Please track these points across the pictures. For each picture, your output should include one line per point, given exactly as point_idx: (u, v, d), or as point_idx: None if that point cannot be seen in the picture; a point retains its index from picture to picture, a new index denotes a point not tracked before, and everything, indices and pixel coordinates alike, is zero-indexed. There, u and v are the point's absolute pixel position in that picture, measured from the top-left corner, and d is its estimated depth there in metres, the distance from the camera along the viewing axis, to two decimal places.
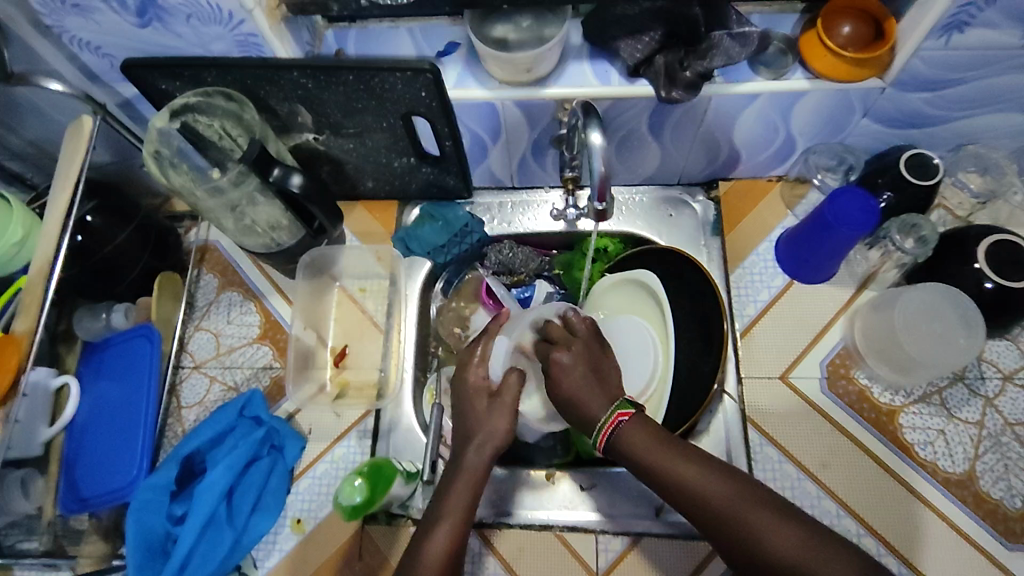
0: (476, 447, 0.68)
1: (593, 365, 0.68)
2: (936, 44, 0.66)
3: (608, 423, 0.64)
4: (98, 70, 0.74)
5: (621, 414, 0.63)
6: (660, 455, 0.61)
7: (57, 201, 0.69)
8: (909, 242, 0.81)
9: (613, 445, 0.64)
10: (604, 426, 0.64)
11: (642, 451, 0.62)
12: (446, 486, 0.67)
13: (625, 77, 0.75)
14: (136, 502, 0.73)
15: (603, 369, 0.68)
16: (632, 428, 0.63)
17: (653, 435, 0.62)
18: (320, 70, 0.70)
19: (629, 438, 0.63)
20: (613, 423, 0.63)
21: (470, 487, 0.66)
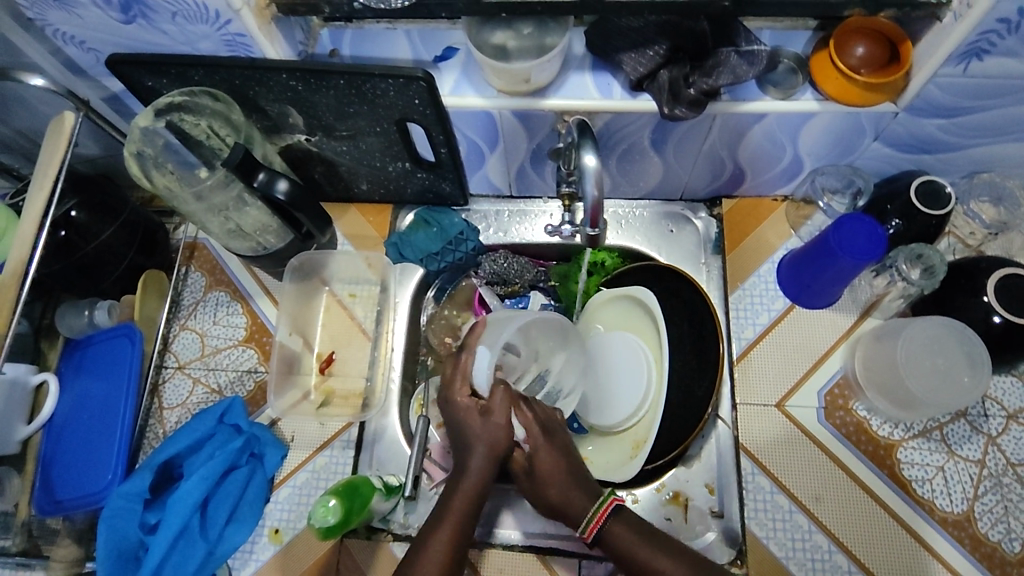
0: (479, 455, 0.64)
1: (572, 469, 0.67)
2: (954, 70, 0.63)
3: (596, 517, 0.63)
4: (83, 64, 0.72)
5: (616, 500, 0.64)
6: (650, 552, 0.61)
7: (34, 199, 0.66)
8: (915, 273, 0.78)
9: (601, 536, 0.63)
10: (590, 523, 0.63)
11: (632, 544, 0.62)
12: (445, 499, 0.64)
13: (628, 90, 0.72)
14: (107, 510, 0.71)
15: (583, 476, 0.67)
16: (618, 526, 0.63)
17: (642, 530, 0.63)
18: (310, 74, 0.67)
19: (618, 531, 0.63)
20: (602, 516, 0.63)
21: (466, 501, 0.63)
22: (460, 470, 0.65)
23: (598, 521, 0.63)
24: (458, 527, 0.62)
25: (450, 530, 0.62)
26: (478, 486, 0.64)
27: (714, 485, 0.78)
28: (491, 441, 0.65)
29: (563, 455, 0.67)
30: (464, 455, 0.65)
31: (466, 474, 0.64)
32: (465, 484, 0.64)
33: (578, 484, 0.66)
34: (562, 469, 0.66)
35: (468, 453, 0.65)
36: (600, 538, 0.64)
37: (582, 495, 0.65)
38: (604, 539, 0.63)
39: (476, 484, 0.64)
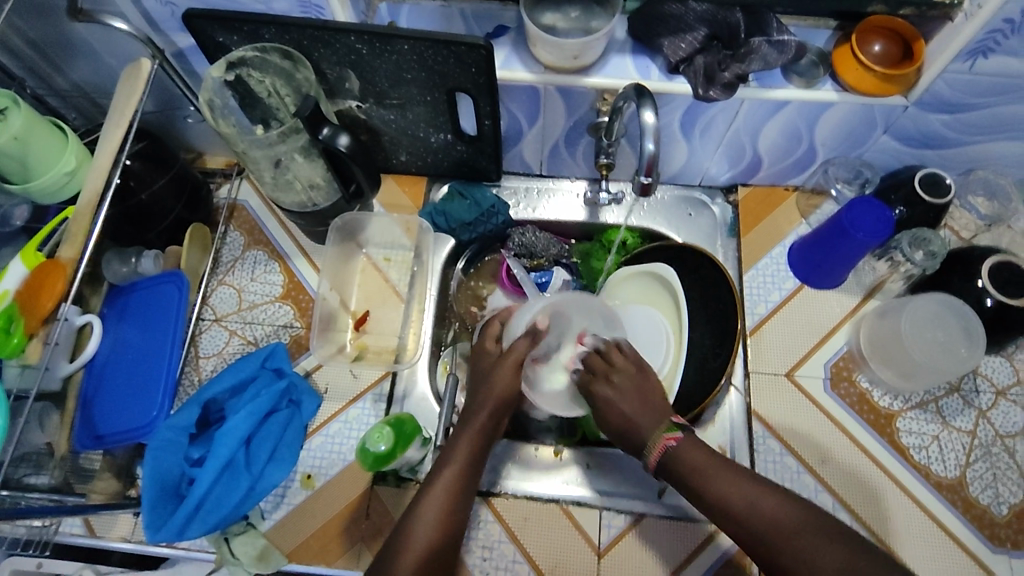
0: (488, 405, 0.69)
1: (641, 389, 0.69)
2: (961, 67, 0.71)
3: (659, 444, 0.64)
4: (157, 17, 0.76)
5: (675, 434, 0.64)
6: (717, 478, 0.61)
7: (110, 137, 0.72)
8: (918, 254, 0.85)
9: (664, 464, 0.64)
10: (655, 447, 0.64)
11: (695, 470, 0.62)
12: (448, 449, 0.67)
13: (665, 73, 0.78)
14: (155, 441, 0.74)
15: (650, 394, 0.69)
16: (681, 452, 0.63)
17: (705, 456, 0.63)
18: (377, 37, 0.72)
19: (681, 457, 0.63)
20: (666, 442, 0.64)
21: (466, 457, 0.66)
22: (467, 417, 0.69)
23: (662, 450, 0.64)
24: (460, 478, 0.64)
25: (449, 481, 0.64)
26: (482, 439, 0.68)
27: (727, 446, 0.82)
28: (498, 387, 0.69)
29: (635, 383, 0.69)
30: (473, 406, 0.70)
31: (472, 426, 0.68)
32: (467, 437, 0.67)
33: (647, 406, 0.67)
34: (628, 392, 0.68)
35: (477, 406, 0.69)
36: (664, 466, 0.64)
37: (649, 421, 0.66)
38: (670, 468, 0.64)
39: (481, 434, 0.68)
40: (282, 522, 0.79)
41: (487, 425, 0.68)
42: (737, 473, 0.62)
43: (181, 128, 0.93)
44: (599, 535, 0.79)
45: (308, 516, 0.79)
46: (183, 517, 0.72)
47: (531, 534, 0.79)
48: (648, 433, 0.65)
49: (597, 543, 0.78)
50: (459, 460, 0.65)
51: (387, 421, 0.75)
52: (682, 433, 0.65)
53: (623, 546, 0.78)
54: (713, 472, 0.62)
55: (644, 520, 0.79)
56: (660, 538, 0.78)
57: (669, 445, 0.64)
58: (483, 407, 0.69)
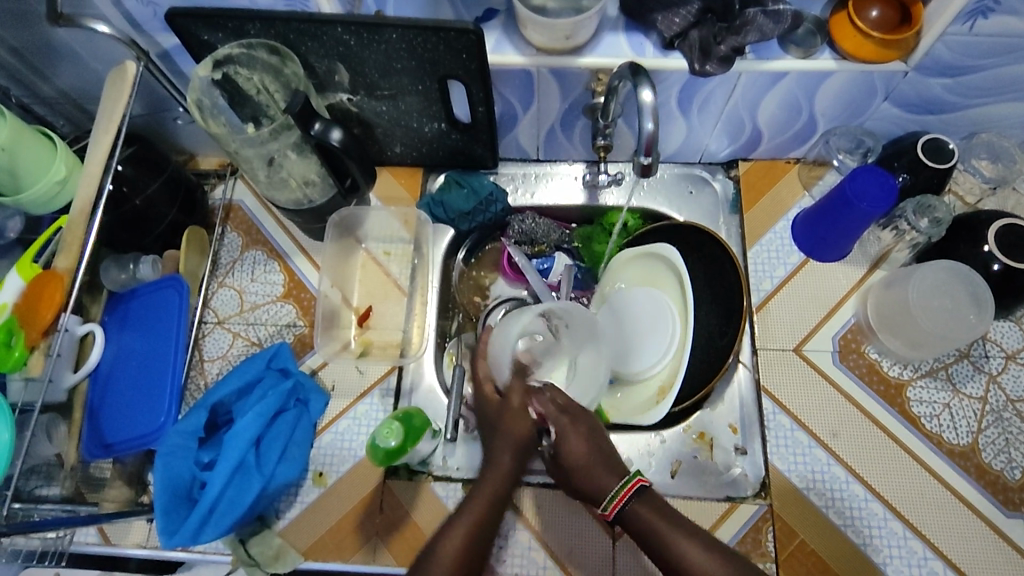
0: (508, 454, 0.67)
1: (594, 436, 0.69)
2: (961, 29, 0.69)
3: (619, 495, 0.63)
4: (140, 18, 0.74)
5: (638, 483, 0.64)
6: (675, 533, 0.61)
7: (99, 144, 0.71)
8: (923, 222, 0.84)
9: (624, 514, 0.63)
10: (611, 501, 0.64)
11: (657, 523, 0.62)
12: (469, 493, 0.65)
13: (660, 49, 0.77)
14: (164, 447, 0.74)
15: (608, 453, 0.68)
16: (642, 503, 0.63)
17: (666, 514, 0.63)
18: (364, 27, 0.71)
19: (643, 510, 0.63)
20: (625, 495, 0.63)
21: (490, 495, 0.64)
22: (488, 458, 0.68)
23: (620, 501, 0.63)
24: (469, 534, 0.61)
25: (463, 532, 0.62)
26: (500, 488, 0.65)
27: (738, 425, 0.82)
28: (513, 433, 0.68)
29: (586, 440, 0.68)
30: (494, 451, 0.68)
31: (495, 469, 0.67)
32: (489, 477, 0.66)
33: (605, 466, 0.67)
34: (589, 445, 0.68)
35: (496, 449, 0.68)
36: (623, 516, 0.64)
37: (608, 473, 0.66)
38: (629, 519, 0.63)
39: (497, 488, 0.65)
40: (296, 521, 0.79)
41: (511, 471, 0.66)
42: (696, 533, 0.61)
43: (171, 130, 0.92)
44: (613, 518, 0.78)
45: (322, 515, 0.79)
46: (198, 520, 0.71)
47: (545, 520, 0.79)
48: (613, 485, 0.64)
49: (611, 527, 0.78)
50: (478, 507, 0.63)
51: (396, 416, 0.75)
52: (643, 483, 0.64)
53: (638, 529, 0.78)
54: (674, 529, 0.61)
55: None
56: None
57: (628, 497, 0.63)
58: (502, 450, 0.68)
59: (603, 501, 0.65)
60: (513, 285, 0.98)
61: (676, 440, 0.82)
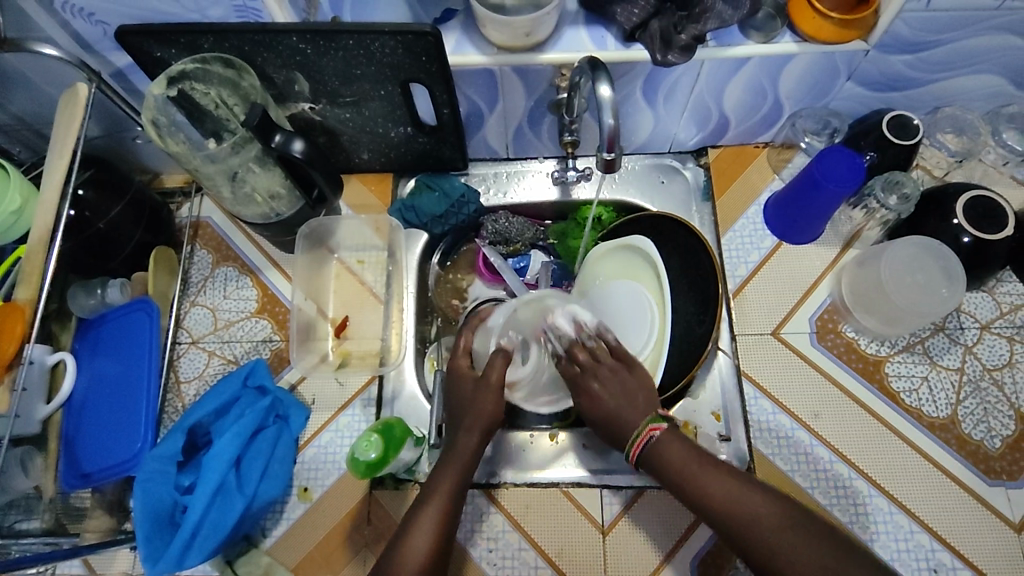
0: (475, 434, 0.69)
1: (631, 387, 0.69)
2: (918, 6, 0.69)
3: (639, 438, 0.65)
4: (90, 38, 0.73)
5: (657, 427, 0.65)
6: (695, 467, 0.62)
7: (53, 171, 0.69)
8: (892, 199, 0.84)
9: (646, 458, 0.65)
10: (633, 444, 0.65)
11: (676, 463, 0.63)
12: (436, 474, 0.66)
13: (621, 42, 0.76)
14: (142, 473, 0.73)
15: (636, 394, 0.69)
16: (665, 442, 0.64)
17: (690, 451, 0.63)
18: (320, 35, 0.70)
19: (664, 447, 0.64)
20: (646, 434, 0.65)
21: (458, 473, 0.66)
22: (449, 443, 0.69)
23: (642, 442, 0.65)
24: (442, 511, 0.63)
25: (435, 514, 0.62)
26: (464, 470, 0.66)
27: (721, 412, 0.83)
28: (483, 411, 0.70)
29: (620, 383, 0.70)
30: (458, 434, 0.69)
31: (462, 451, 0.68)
32: (457, 458, 0.67)
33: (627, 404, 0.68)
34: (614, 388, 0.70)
35: (463, 430, 0.69)
36: (647, 458, 0.65)
37: (633, 412, 0.67)
38: (652, 458, 0.64)
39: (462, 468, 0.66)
40: (283, 538, 0.78)
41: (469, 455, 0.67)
42: (719, 469, 0.62)
43: (133, 150, 0.90)
44: (602, 513, 0.78)
45: (309, 530, 0.78)
46: (180, 545, 0.70)
47: (534, 521, 0.79)
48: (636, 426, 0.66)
49: (600, 522, 0.78)
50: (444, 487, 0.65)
51: (375, 428, 0.73)
52: (663, 424, 0.65)
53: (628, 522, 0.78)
54: (695, 464, 0.62)
55: (643, 495, 0.79)
56: (663, 509, 0.78)
57: (648, 437, 0.65)
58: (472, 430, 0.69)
59: (627, 444, 0.66)
60: (491, 285, 0.98)
61: None
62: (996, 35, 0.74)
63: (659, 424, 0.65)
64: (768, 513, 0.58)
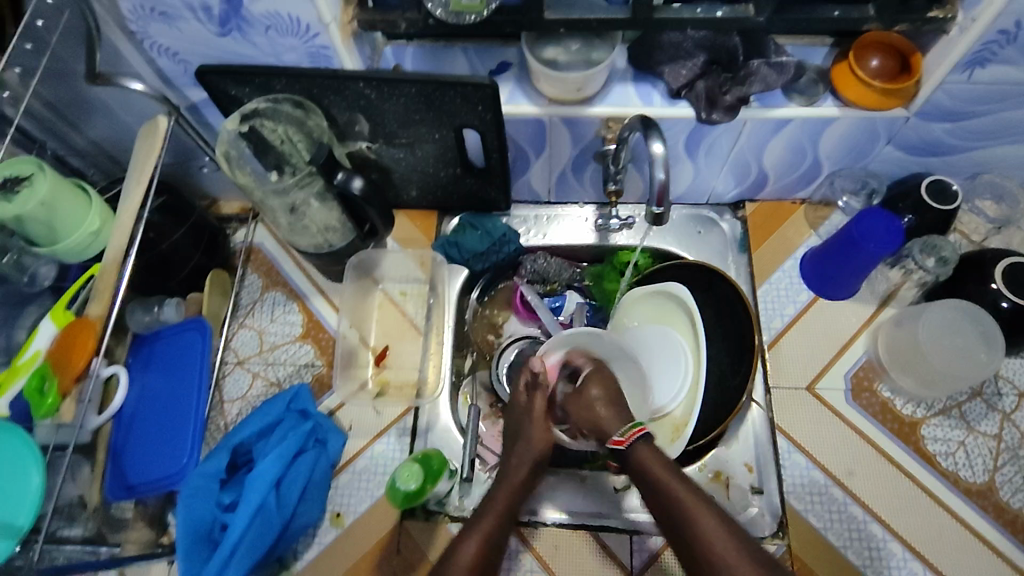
0: (525, 465, 0.70)
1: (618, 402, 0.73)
2: (959, 78, 0.72)
3: (626, 434, 0.67)
4: (171, 75, 0.79)
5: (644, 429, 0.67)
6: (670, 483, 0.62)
7: (131, 194, 0.74)
8: (930, 261, 0.86)
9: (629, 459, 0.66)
10: (627, 429, 0.67)
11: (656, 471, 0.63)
12: (485, 504, 0.67)
13: (667, 98, 0.80)
14: (187, 489, 0.75)
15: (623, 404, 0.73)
16: (643, 449, 0.65)
17: (669, 465, 0.64)
18: (385, 82, 0.75)
19: (644, 453, 0.65)
20: (632, 434, 0.66)
21: (504, 507, 0.66)
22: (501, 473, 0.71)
23: (629, 437, 0.66)
24: (491, 533, 0.63)
25: (487, 529, 0.63)
26: (514, 499, 0.67)
27: (753, 464, 0.83)
28: (535, 445, 0.72)
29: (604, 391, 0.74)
30: (510, 465, 0.71)
31: (511, 480, 0.69)
32: (504, 491, 0.68)
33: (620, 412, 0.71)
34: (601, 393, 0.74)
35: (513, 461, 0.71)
36: (629, 461, 0.66)
37: (615, 419, 0.70)
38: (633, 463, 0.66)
39: (514, 493, 0.68)
40: (313, 563, 0.80)
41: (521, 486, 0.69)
42: (693, 487, 0.61)
43: (196, 178, 0.95)
44: (630, 559, 0.79)
45: (339, 556, 0.80)
46: (219, 561, 0.72)
47: (561, 561, 0.79)
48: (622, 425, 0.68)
49: (629, 567, 0.78)
50: (492, 516, 0.65)
51: (416, 458, 0.76)
52: (645, 430, 0.67)
53: (656, 569, 0.78)
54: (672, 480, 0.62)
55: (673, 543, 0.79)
56: None
57: (631, 439, 0.66)
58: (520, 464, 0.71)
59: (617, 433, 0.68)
60: (524, 323, 0.99)
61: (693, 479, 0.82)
62: None
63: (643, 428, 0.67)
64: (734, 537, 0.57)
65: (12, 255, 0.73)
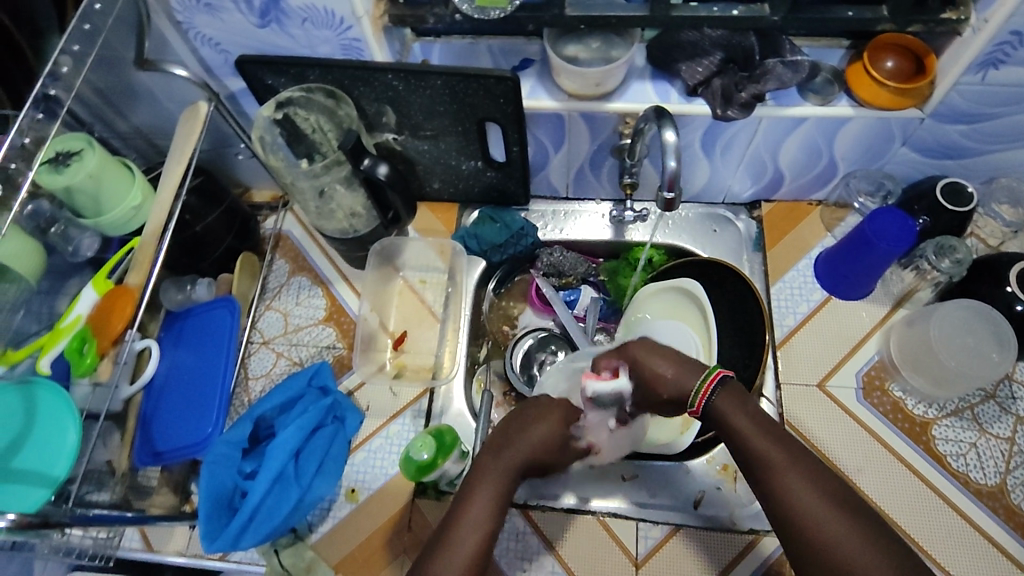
0: (524, 450, 0.67)
1: (679, 358, 0.69)
2: (973, 78, 0.73)
3: (702, 388, 0.66)
4: (212, 64, 0.84)
5: (722, 374, 0.66)
6: (756, 433, 0.62)
7: (171, 173, 0.79)
8: (944, 263, 0.85)
9: (708, 408, 0.66)
10: (696, 395, 0.66)
11: (740, 422, 0.63)
12: (474, 482, 0.64)
13: (684, 96, 0.82)
14: (211, 455, 0.78)
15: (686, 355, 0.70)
16: (723, 397, 0.65)
17: (751, 410, 0.64)
18: (412, 74, 0.78)
19: (724, 402, 0.65)
20: (705, 389, 0.65)
21: (498, 490, 0.63)
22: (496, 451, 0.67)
23: (704, 394, 0.65)
24: (491, 510, 0.61)
25: (485, 510, 0.61)
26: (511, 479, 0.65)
27: None
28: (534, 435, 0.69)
29: (663, 357, 0.70)
30: (501, 450, 0.67)
31: (502, 463, 0.65)
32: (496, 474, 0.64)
33: (684, 363, 0.69)
34: (665, 363, 0.69)
35: (510, 444, 0.68)
36: (708, 413, 0.66)
37: (688, 372, 0.68)
38: (714, 412, 0.65)
39: (512, 468, 0.65)
40: (327, 535, 0.82)
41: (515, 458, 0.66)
42: (775, 436, 0.61)
43: (230, 166, 1.00)
44: (636, 546, 0.80)
45: (352, 529, 0.82)
46: (238, 525, 0.75)
47: (568, 545, 0.80)
48: (694, 379, 0.67)
49: (634, 555, 0.80)
50: (485, 497, 0.62)
51: (429, 431, 0.79)
52: (724, 375, 0.66)
53: (661, 557, 0.79)
54: (755, 428, 0.62)
55: (678, 532, 0.80)
56: (696, 549, 0.79)
57: (709, 387, 0.65)
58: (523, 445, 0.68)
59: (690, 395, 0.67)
60: (540, 315, 1.01)
61: (698, 470, 0.83)
62: None
63: (721, 372, 0.66)
64: (811, 490, 0.57)
65: (60, 225, 0.78)
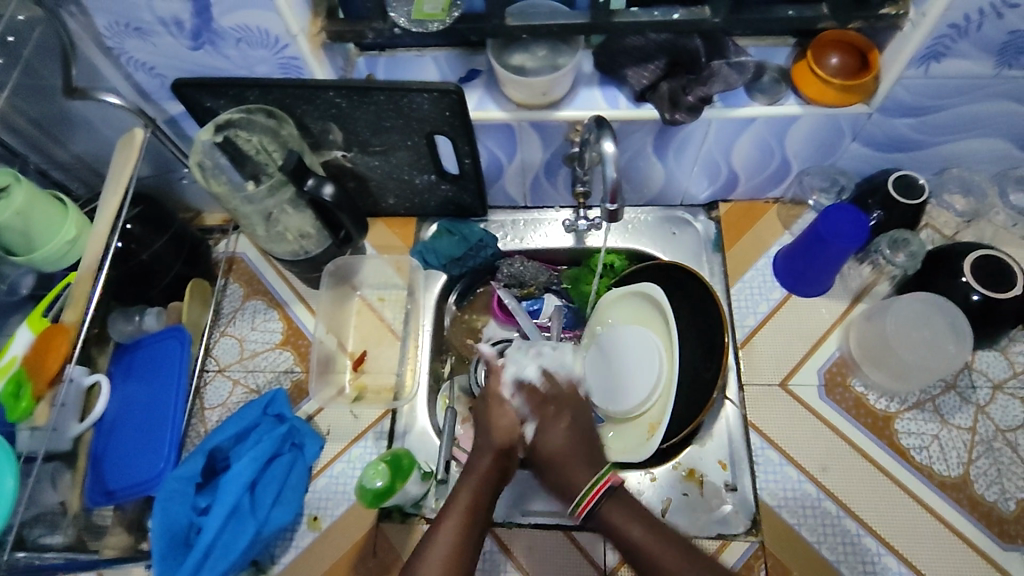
0: (487, 455, 0.70)
1: (586, 440, 0.71)
2: (917, 73, 0.73)
3: (589, 493, 0.65)
4: (148, 88, 0.81)
5: (614, 478, 0.66)
6: (647, 538, 0.62)
7: (108, 204, 0.76)
8: (899, 257, 0.86)
9: (593, 515, 0.65)
10: (581, 500, 0.65)
11: (628, 530, 0.62)
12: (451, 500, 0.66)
13: (633, 101, 0.81)
14: (163, 493, 0.76)
15: (593, 450, 0.70)
16: (609, 504, 0.64)
17: (640, 515, 0.63)
18: (354, 91, 0.76)
19: (610, 508, 0.64)
20: (593, 494, 0.65)
21: (471, 498, 0.66)
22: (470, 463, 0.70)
23: (591, 500, 0.64)
24: (465, 522, 0.64)
25: (457, 524, 0.64)
26: (484, 486, 0.68)
27: (727, 460, 0.82)
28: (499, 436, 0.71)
29: (566, 438, 0.71)
30: (473, 458, 0.71)
31: (477, 473, 0.69)
32: (472, 483, 0.68)
33: (586, 459, 0.69)
34: (575, 445, 0.70)
35: (477, 454, 0.71)
36: (595, 516, 0.65)
37: (583, 467, 0.68)
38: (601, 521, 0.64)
39: (483, 483, 0.68)
40: (290, 566, 0.80)
41: (490, 473, 0.69)
42: (664, 532, 0.62)
43: (177, 190, 0.98)
44: (604, 558, 0.79)
45: (314, 558, 0.80)
46: (193, 563, 0.74)
47: (536, 562, 0.79)
48: (585, 483, 0.66)
49: (601, 564, 0.79)
50: (459, 512, 0.65)
51: (383, 458, 0.77)
52: (614, 480, 0.65)
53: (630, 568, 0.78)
54: (645, 532, 0.62)
55: None
56: None
57: (596, 497, 0.64)
58: (484, 453, 0.71)
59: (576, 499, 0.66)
60: (504, 326, 1.00)
61: (665, 477, 0.82)
62: (997, 101, 0.77)
63: (613, 476, 0.66)
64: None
65: None
